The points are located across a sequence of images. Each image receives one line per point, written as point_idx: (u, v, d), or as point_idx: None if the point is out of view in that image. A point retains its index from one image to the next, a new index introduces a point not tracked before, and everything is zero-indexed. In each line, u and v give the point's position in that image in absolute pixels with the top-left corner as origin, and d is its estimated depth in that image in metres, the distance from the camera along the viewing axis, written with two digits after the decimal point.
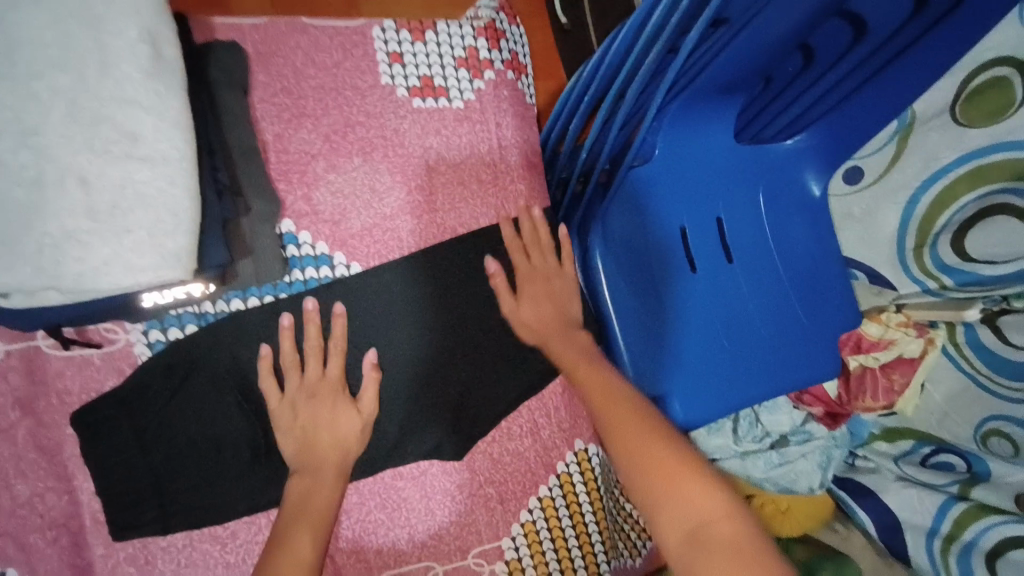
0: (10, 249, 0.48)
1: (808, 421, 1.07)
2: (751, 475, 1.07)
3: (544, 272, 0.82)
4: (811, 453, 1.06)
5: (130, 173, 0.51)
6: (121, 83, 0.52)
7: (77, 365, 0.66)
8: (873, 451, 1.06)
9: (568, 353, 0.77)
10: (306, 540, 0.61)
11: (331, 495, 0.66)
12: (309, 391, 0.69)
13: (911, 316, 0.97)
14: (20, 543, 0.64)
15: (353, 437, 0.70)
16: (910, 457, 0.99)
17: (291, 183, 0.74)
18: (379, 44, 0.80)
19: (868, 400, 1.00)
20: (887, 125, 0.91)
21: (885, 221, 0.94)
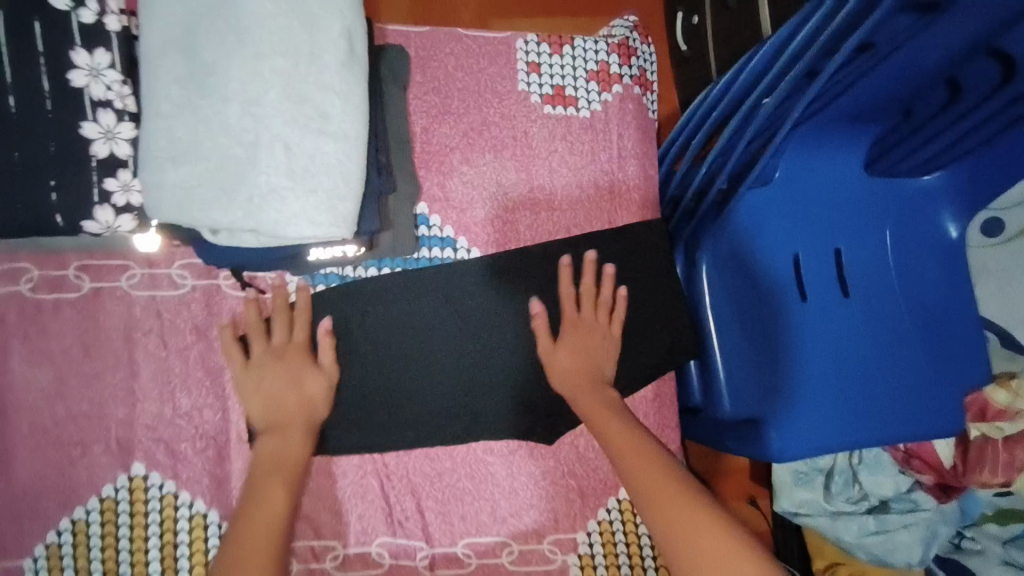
0: (227, 195, 0.60)
1: (915, 489, 0.97)
2: (842, 538, 0.98)
3: (596, 328, 0.81)
4: (914, 525, 0.96)
5: (319, 145, 0.62)
6: (323, 71, 0.62)
7: (243, 305, 0.78)
8: (981, 533, 0.96)
9: (595, 400, 0.76)
10: (278, 494, 0.68)
11: (300, 451, 0.72)
12: (275, 354, 0.74)
13: None
14: (173, 449, 0.76)
15: (322, 394, 0.75)
16: (1021, 543, 0.92)
17: (430, 171, 0.84)
18: (520, 55, 0.88)
19: (986, 473, 0.90)
20: None
21: (1021, 279, 0.90)
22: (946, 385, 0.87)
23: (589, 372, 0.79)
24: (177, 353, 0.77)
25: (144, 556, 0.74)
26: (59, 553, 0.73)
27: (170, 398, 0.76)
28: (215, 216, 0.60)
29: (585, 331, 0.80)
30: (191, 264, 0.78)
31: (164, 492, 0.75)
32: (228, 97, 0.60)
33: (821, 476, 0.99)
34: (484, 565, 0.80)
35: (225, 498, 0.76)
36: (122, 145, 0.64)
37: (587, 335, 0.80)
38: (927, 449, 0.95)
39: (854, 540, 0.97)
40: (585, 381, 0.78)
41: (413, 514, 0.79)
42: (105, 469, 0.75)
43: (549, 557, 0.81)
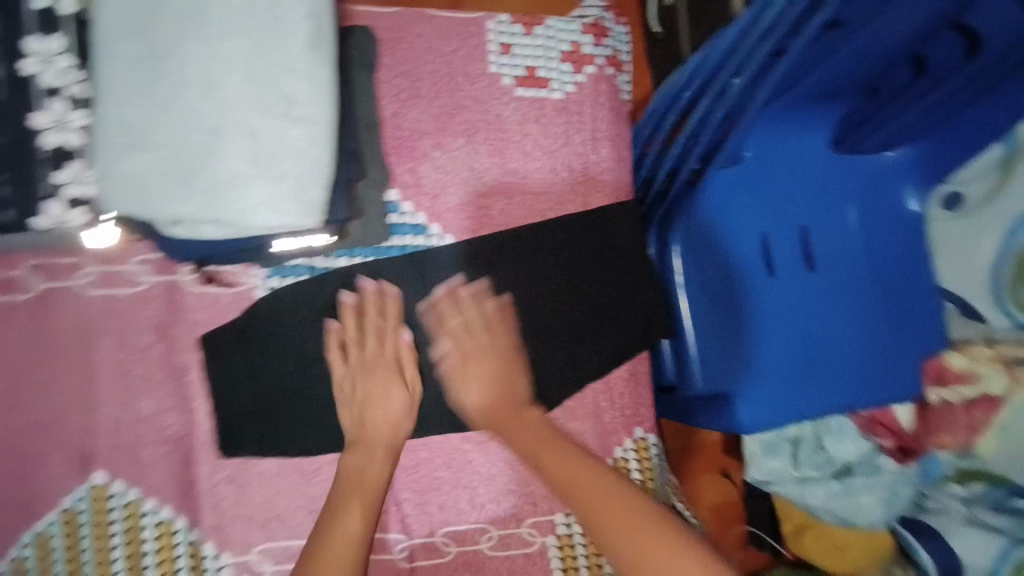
0: (185, 184, 0.56)
1: (878, 454, 1.01)
2: (809, 503, 1.03)
3: (487, 350, 0.75)
4: (876, 487, 1.00)
5: (284, 130, 0.58)
6: (288, 52, 0.59)
7: (207, 301, 0.75)
8: (942, 492, 0.96)
9: (507, 421, 0.73)
10: (357, 516, 0.65)
11: (382, 473, 0.69)
12: (366, 365, 0.73)
13: (1000, 352, 0.91)
14: (136, 454, 0.72)
15: (403, 416, 0.73)
16: (983, 501, 0.91)
17: (401, 157, 0.81)
18: (492, 36, 0.86)
19: (945, 437, 0.95)
20: (992, 150, 0.89)
21: (983, 249, 0.91)
22: (909, 357, 0.91)
23: (504, 396, 0.74)
24: (136, 354, 0.73)
25: (110, 569, 0.71)
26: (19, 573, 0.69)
27: (129, 401, 0.72)
28: (173, 206, 0.56)
29: (481, 352, 0.75)
30: (150, 258, 0.74)
31: (129, 499, 0.72)
32: (185, 80, 0.57)
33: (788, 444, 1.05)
34: (463, 553, 0.80)
35: (193, 502, 0.73)
36: (74, 135, 0.61)
37: (483, 362, 0.75)
38: (889, 415, 1.00)
39: (822, 504, 1.02)
40: (508, 409, 0.74)
41: (389, 505, 0.78)
42: (63, 479, 0.71)
43: (528, 540, 0.81)
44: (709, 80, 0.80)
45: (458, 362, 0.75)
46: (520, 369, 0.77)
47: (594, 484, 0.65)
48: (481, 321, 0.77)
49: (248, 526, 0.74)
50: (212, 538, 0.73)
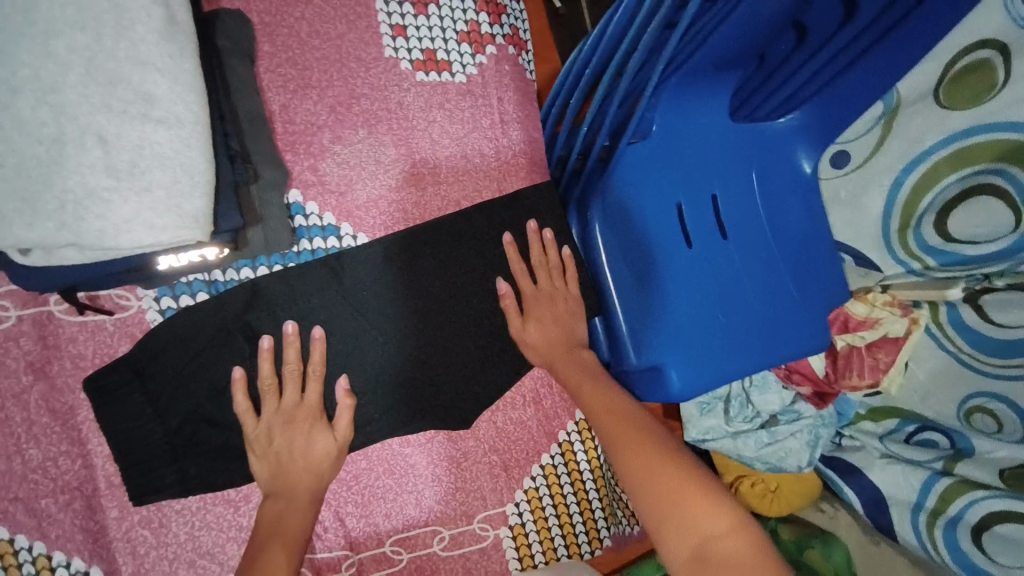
0: (30, 204, 0.49)
1: (797, 401, 1.12)
2: (743, 454, 1.12)
3: (558, 297, 0.81)
4: (799, 431, 1.12)
5: (146, 134, 0.52)
6: (136, 44, 0.52)
7: (91, 330, 0.67)
8: (858, 430, 1.11)
9: (569, 364, 0.78)
10: (281, 561, 0.62)
11: (308, 522, 0.66)
12: (286, 417, 0.68)
13: (896, 297, 1.00)
14: (31, 508, 0.63)
15: (328, 462, 0.69)
16: (895, 435, 1.05)
17: (297, 154, 0.75)
18: (382, 18, 0.81)
19: (855, 377, 1.04)
20: (873, 108, 0.96)
21: (870, 203, 0.99)
22: (816, 308, 0.97)
23: (562, 341, 0.80)
24: (9, 400, 0.63)
25: None
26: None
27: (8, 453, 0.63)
28: (19, 232, 0.49)
29: (549, 300, 0.81)
30: (9, 291, 0.64)
31: (36, 553, 0.63)
32: (15, 86, 0.48)
33: (721, 402, 1.12)
34: (415, 558, 0.78)
35: (105, 552, 0.66)
36: None
37: (551, 304, 0.81)
38: (805, 365, 1.08)
39: (753, 453, 1.12)
40: (560, 346, 0.80)
41: (332, 524, 0.75)
42: None
43: (480, 535, 0.81)
44: (608, 57, 0.80)
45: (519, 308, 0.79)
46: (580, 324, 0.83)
47: (617, 405, 0.74)
48: (556, 271, 0.82)
49: (172, 567, 0.68)
50: None
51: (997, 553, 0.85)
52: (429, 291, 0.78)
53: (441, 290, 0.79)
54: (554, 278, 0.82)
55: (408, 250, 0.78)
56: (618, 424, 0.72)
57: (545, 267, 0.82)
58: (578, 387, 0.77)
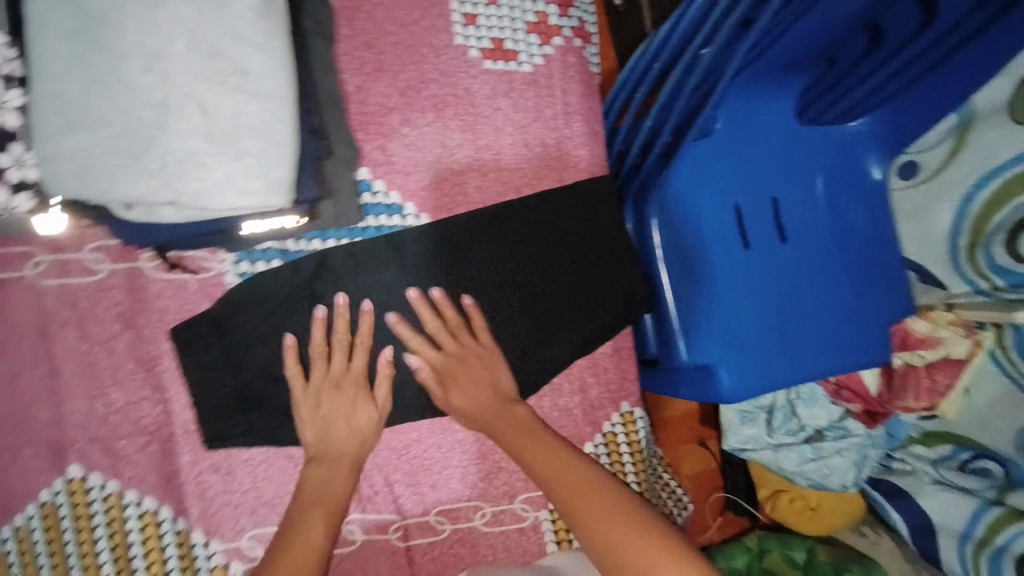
0: (139, 164, 0.53)
1: (846, 418, 1.08)
2: (783, 467, 1.11)
3: (472, 355, 0.75)
4: (846, 450, 1.08)
5: (240, 105, 0.56)
6: (235, 20, 0.56)
7: (175, 288, 0.72)
8: (908, 454, 1.07)
9: (504, 424, 0.74)
10: (321, 526, 0.65)
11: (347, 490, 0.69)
12: (333, 382, 0.72)
13: (960, 316, 0.93)
14: (110, 446, 0.70)
15: (370, 429, 0.72)
16: (949, 462, 1.01)
17: (369, 134, 0.79)
18: (455, 6, 0.83)
19: (909, 400, 1.00)
20: (946, 120, 0.91)
21: (938, 218, 0.94)
22: (876, 319, 0.94)
23: (484, 403, 0.75)
24: (101, 344, 0.70)
25: (95, 560, 0.70)
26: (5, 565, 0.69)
27: (99, 393, 0.70)
28: (127, 188, 0.53)
29: (462, 362, 0.75)
30: (106, 246, 0.70)
31: (108, 492, 0.70)
32: (127, 52, 0.53)
33: (763, 413, 1.12)
34: (458, 530, 0.80)
35: (176, 492, 0.72)
36: (12, 114, 0.54)
37: (467, 368, 0.75)
38: (856, 382, 1.06)
39: (795, 468, 1.10)
40: (488, 407, 0.75)
41: (382, 488, 0.78)
42: (38, 474, 0.69)
43: (521, 515, 0.82)
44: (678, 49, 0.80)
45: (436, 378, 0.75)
46: (505, 370, 0.77)
47: (566, 466, 0.68)
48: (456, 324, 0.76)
49: (236, 513, 0.73)
50: (200, 526, 0.72)
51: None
52: (484, 272, 0.80)
53: (495, 274, 0.80)
54: (460, 339, 0.76)
55: (468, 233, 0.80)
56: (568, 485, 0.67)
57: (450, 323, 0.76)
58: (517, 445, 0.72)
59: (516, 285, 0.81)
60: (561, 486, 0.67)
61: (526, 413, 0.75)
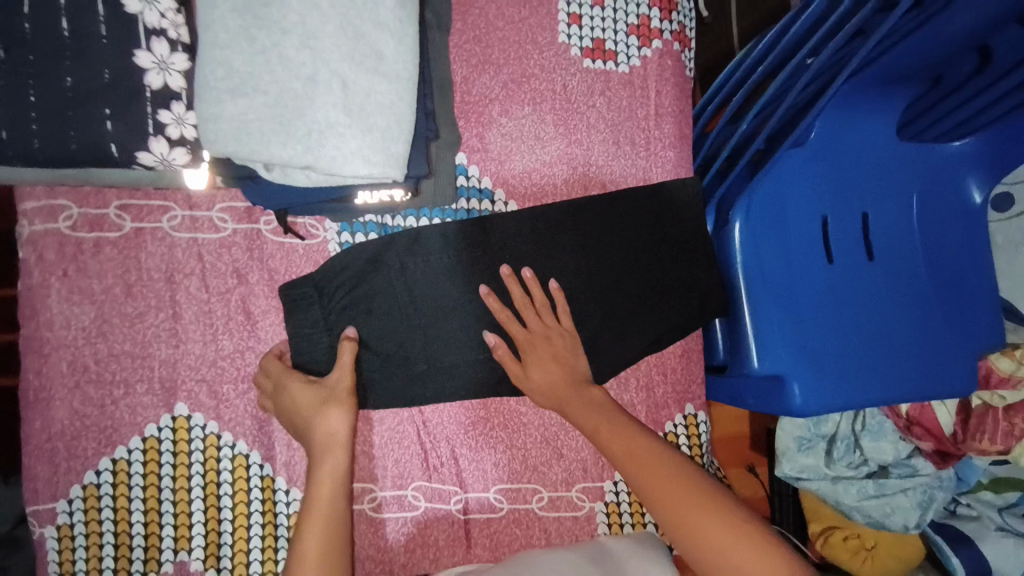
0: (282, 129, 0.59)
1: (915, 456, 1.09)
2: (842, 501, 1.10)
3: (553, 335, 0.78)
4: (912, 489, 1.09)
5: (374, 84, 0.61)
6: (378, 8, 0.62)
7: (285, 250, 0.78)
8: (976, 499, 1.12)
9: (587, 410, 0.76)
10: (313, 538, 0.65)
11: (337, 499, 0.68)
12: (281, 380, 0.73)
13: None
14: (216, 389, 0.77)
15: (322, 405, 0.70)
16: (1015, 509, 1.09)
17: (469, 122, 0.83)
18: (561, 6, 0.86)
19: (985, 442, 1.01)
20: None
21: None
22: (964, 349, 0.90)
23: (567, 380, 0.78)
24: (217, 295, 0.77)
25: (187, 495, 0.76)
26: (98, 493, 0.74)
27: (211, 338, 0.77)
28: (268, 150, 0.59)
29: (546, 340, 0.78)
30: (232, 207, 0.77)
31: (208, 432, 0.76)
32: (286, 30, 0.59)
33: (824, 442, 1.10)
34: (515, 510, 0.82)
35: (266, 439, 0.78)
36: (176, 76, 0.63)
37: (549, 344, 0.78)
38: (930, 419, 1.06)
39: (854, 502, 1.09)
40: (568, 389, 0.77)
41: (448, 460, 0.81)
42: (147, 408, 0.75)
43: (577, 504, 0.84)
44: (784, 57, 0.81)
45: (507, 355, 0.77)
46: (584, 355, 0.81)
47: (642, 455, 0.72)
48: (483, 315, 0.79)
49: None
50: (283, 473, 0.78)
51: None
52: (566, 261, 0.82)
53: (576, 265, 0.83)
54: (552, 321, 0.79)
55: (555, 223, 0.82)
56: (647, 473, 0.71)
57: (535, 302, 0.78)
58: (604, 435, 0.74)
59: (595, 276, 0.83)
60: (639, 473, 0.71)
61: (603, 397, 0.78)
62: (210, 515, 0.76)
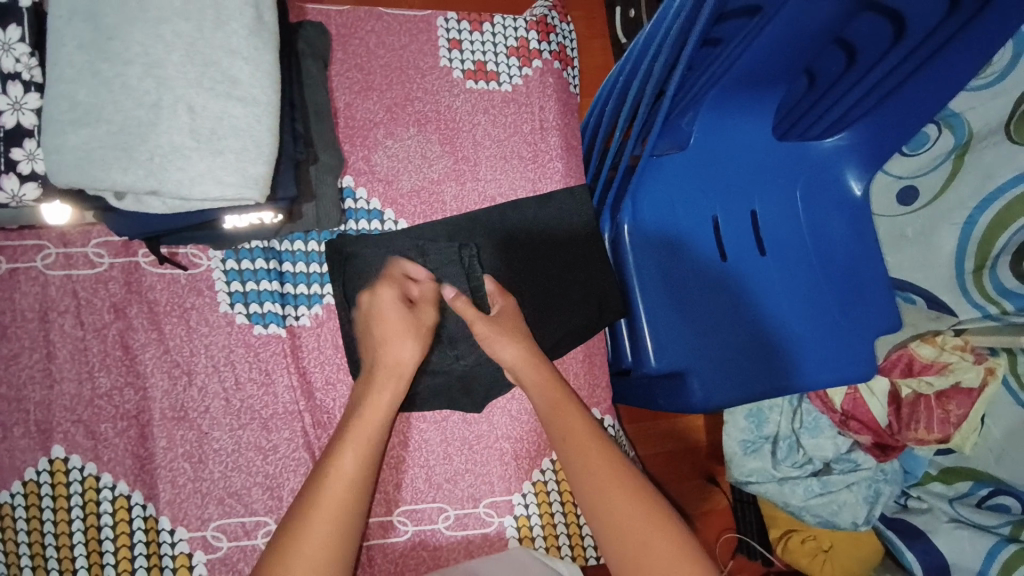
0: (126, 155, 0.59)
1: (855, 450, 1.11)
2: (790, 502, 1.13)
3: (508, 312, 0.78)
4: (855, 484, 1.11)
5: (227, 108, 0.63)
6: (229, 36, 0.64)
7: (166, 281, 0.77)
8: (926, 492, 1.11)
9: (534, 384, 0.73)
10: (351, 459, 0.64)
11: (379, 427, 0.67)
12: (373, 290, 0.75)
13: (969, 341, 1.00)
14: (93, 429, 0.74)
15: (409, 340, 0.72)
16: (966, 498, 1.04)
17: (354, 145, 0.85)
18: (441, 32, 0.90)
19: (921, 430, 1.02)
20: (945, 143, 0.99)
21: (942, 240, 1.00)
22: (859, 334, 0.94)
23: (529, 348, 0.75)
24: (93, 332, 0.75)
25: (69, 540, 0.72)
26: None
27: (88, 376, 0.74)
28: (116, 177, 0.59)
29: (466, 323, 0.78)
30: (109, 242, 0.76)
31: (86, 474, 0.73)
32: (129, 60, 0.60)
33: (768, 443, 1.14)
34: (420, 532, 0.80)
35: (149, 477, 0.74)
36: (29, 115, 0.63)
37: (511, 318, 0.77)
38: (865, 413, 1.08)
39: (801, 502, 1.12)
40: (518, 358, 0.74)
41: None
42: (24, 452, 0.72)
43: (485, 520, 0.81)
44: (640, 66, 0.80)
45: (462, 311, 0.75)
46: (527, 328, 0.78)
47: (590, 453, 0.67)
48: None
49: (203, 502, 0.75)
50: (167, 513, 0.74)
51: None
52: (456, 261, 0.81)
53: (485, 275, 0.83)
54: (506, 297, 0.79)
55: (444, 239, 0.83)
56: (591, 470, 0.66)
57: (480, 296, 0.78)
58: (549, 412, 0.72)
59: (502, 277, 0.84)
60: (585, 467, 0.67)
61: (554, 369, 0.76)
62: (92, 561, 0.73)
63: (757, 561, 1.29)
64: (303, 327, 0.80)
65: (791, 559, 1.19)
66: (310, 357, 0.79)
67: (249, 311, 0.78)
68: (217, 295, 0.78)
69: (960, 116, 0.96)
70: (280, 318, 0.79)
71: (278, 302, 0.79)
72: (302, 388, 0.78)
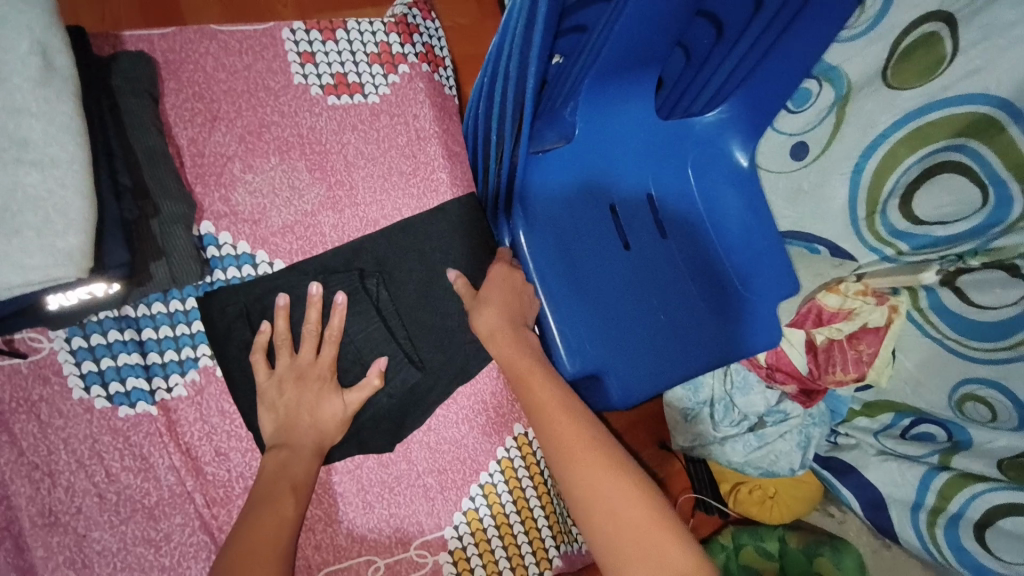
0: None
1: (783, 401, 1.14)
2: (733, 459, 1.17)
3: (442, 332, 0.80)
4: (788, 433, 1.15)
5: (19, 176, 0.54)
6: (12, 92, 0.54)
7: (5, 374, 0.66)
8: (854, 428, 1.13)
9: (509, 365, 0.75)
10: (291, 500, 0.65)
11: (309, 474, 0.69)
12: (298, 371, 0.72)
13: (869, 286, 1.01)
14: None
15: (335, 425, 0.72)
16: (890, 429, 1.06)
17: (208, 186, 0.76)
18: (289, 46, 0.82)
19: (839, 372, 1.03)
20: (827, 99, 0.98)
21: (833, 193, 0.99)
22: (764, 300, 0.96)
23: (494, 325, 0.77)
24: None
25: None
26: None
27: None
28: None
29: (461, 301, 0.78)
30: None
31: None
32: None
33: (705, 408, 1.17)
34: None
35: None
36: None
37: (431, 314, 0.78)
38: (789, 364, 1.08)
39: (743, 458, 1.16)
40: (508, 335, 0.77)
41: None
42: None
43: (418, 562, 0.78)
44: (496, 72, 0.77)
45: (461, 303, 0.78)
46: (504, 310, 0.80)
47: (626, 476, 0.63)
48: (291, 377, 0.72)
49: None
50: None
51: (1001, 550, 0.88)
52: (362, 294, 0.77)
53: (388, 299, 0.78)
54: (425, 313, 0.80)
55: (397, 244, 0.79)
56: (615, 491, 0.62)
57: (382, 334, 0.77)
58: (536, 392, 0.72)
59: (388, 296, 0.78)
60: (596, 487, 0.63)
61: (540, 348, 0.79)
62: None
63: (713, 514, 1.33)
64: (178, 400, 0.72)
65: (742, 510, 1.24)
66: (191, 430, 0.72)
67: (109, 392, 0.70)
68: (67, 380, 0.68)
69: (838, 69, 0.95)
70: (148, 393, 0.71)
71: (142, 375, 0.71)
72: (187, 466, 0.71)
